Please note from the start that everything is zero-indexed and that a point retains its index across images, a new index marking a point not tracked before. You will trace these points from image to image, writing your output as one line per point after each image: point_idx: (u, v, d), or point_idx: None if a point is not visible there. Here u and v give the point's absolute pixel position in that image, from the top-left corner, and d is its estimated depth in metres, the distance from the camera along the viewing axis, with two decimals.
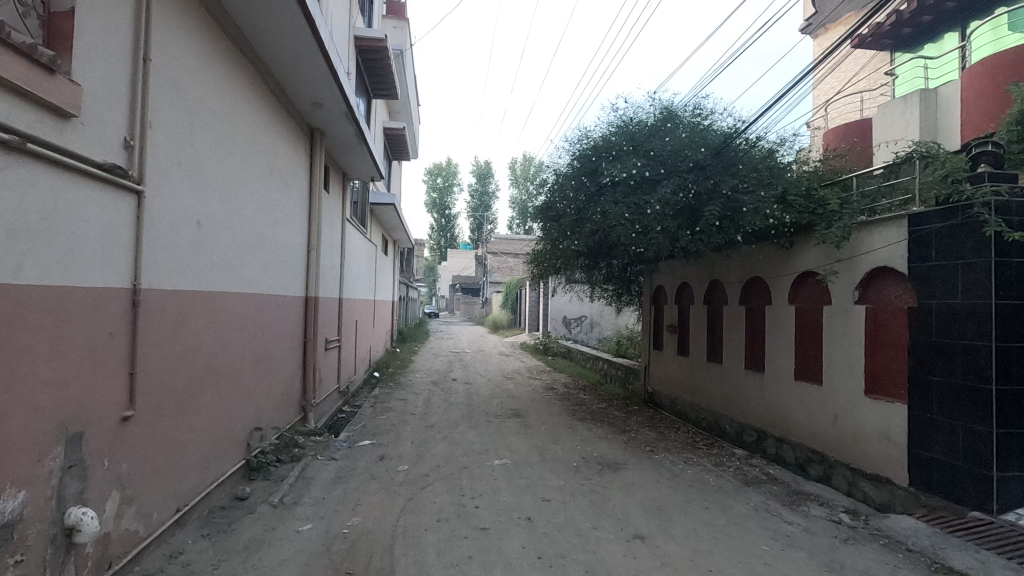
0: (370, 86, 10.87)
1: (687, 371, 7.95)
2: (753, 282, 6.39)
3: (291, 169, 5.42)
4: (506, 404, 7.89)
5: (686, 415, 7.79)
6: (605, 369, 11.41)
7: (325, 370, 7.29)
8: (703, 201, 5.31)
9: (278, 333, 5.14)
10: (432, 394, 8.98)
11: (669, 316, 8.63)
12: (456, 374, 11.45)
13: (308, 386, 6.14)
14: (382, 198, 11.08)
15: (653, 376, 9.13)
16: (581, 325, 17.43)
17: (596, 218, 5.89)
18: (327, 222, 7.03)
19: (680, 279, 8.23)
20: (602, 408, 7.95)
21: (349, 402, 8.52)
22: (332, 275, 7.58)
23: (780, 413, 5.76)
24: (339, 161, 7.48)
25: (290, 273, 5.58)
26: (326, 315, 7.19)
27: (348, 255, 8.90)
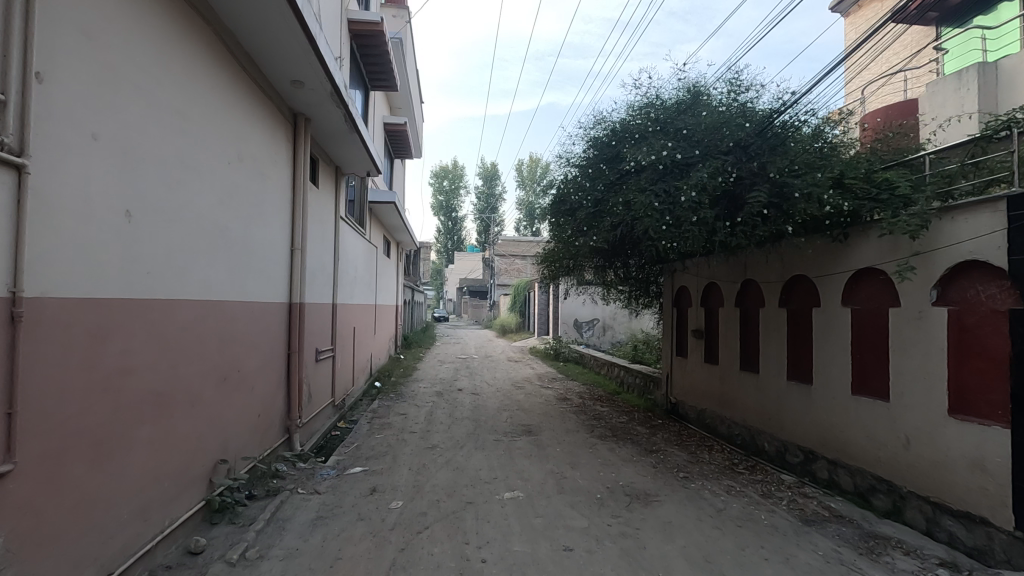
0: (368, 77, 10.23)
1: (717, 381, 7.18)
2: (796, 282, 5.61)
3: (268, 158, 4.74)
4: (516, 419, 7.15)
5: (717, 431, 7.01)
6: (622, 377, 10.65)
7: (316, 384, 6.59)
8: (745, 186, 4.55)
9: (253, 347, 4.45)
10: (436, 407, 8.25)
11: (695, 319, 7.86)
12: (462, 383, 10.71)
13: (293, 404, 5.42)
14: (381, 196, 10.39)
15: (677, 385, 8.35)
16: (592, 330, 16.87)
17: (618, 210, 5.14)
18: (316, 220, 6.33)
19: (706, 278, 7.47)
20: (623, 422, 7.18)
21: (345, 417, 7.81)
22: (324, 279, 6.87)
23: (835, 433, 4.98)
24: (330, 153, 6.78)
25: (268, 277, 4.87)
26: (317, 322, 6.50)
27: (343, 257, 8.20)
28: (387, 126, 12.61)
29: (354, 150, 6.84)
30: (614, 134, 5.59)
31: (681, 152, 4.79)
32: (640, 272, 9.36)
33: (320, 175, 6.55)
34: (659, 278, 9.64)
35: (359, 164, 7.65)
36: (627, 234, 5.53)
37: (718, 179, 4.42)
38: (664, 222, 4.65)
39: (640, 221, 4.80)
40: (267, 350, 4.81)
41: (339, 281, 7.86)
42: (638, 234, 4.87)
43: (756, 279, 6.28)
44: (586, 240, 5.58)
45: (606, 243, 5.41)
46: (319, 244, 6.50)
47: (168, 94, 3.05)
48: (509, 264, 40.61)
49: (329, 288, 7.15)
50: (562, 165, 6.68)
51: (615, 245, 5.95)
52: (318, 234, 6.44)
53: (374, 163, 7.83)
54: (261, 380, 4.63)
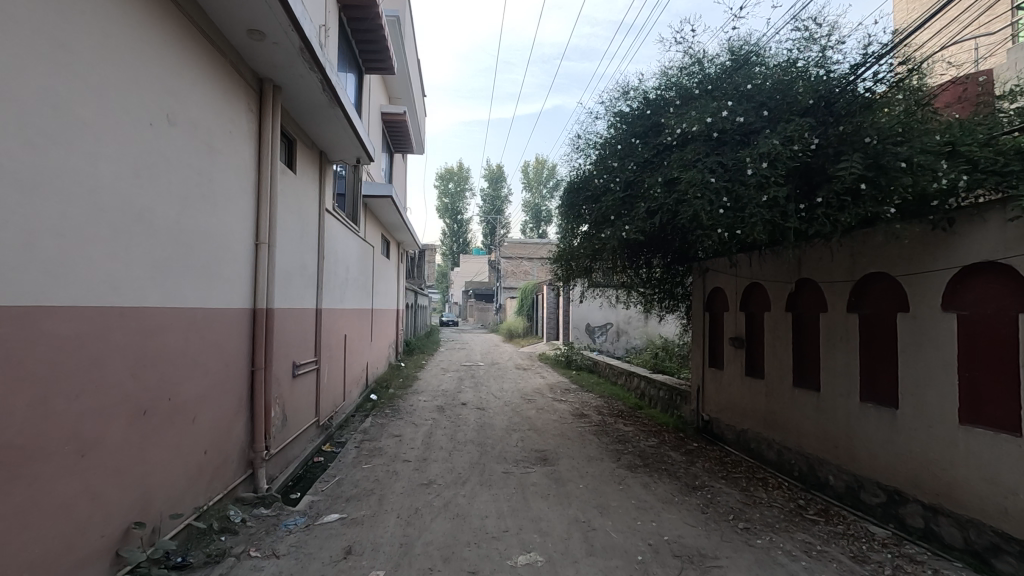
0: (361, 58, 9.29)
1: (763, 399, 6.14)
2: (873, 282, 4.59)
3: (219, 127, 3.78)
4: (528, 443, 6.15)
5: (765, 458, 5.96)
6: (642, 388, 9.65)
7: (294, 403, 5.61)
8: (828, 156, 3.55)
9: (196, 367, 3.47)
10: (436, 426, 7.27)
11: (733, 325, 6.84)
12: (467, 395, 9.72)
13: (257, 432, 4.43)
14: (376, 189, 9.46)
15: (711, 400, 7.32)
16: (605, 335, 15.91)
17: (656, 193, 4.18)
18: (292, 211, 5.36)
19: (747, 278, 6.45)
20: (652, 445, 6.18)
21: (331, 439, 6.82)
22: (305, 280, 5.91)
23: (935, 472, 3.93)
24: (311, 133, 5.82)
25: (222, 277, 3.89)
26: (293, 331, 5.51)
27: (331, 256, 7.25)
28: (384, 116, 11.67)
29: (339, 129, 5.88)
30: (649, 106, 4.66)
31: (741, 117, 3.85)
32: (665, 271, 8.36)
33: (298, 159, 5.60)
34: (686, 279, 8.63)
35: (347, 149, 6.70)
36: (666, 225, 4.54)
37: (796, 146, 3.42)
38: (721, 205, 3.67)
39: (689, 204, 3.82)
40: (219, 367, 3.84)
41: (325, 283, 6.88)
42: (686, 221, 3.89)
43: (815, 277, 5.24)
44: (613, 233, 4.60)
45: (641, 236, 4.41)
46: (296, 239, 5.52)
47: (17, 7, 2.11)
48: (516, 266, 39.68)
49: (311, 291, 6.18)
50: (584, 149, 5.75)
51: (647, 239, 4.96)
52: (295, 228, 5.47)
53: (364, 149, 6.87)
54: (208, 407, 3.65)
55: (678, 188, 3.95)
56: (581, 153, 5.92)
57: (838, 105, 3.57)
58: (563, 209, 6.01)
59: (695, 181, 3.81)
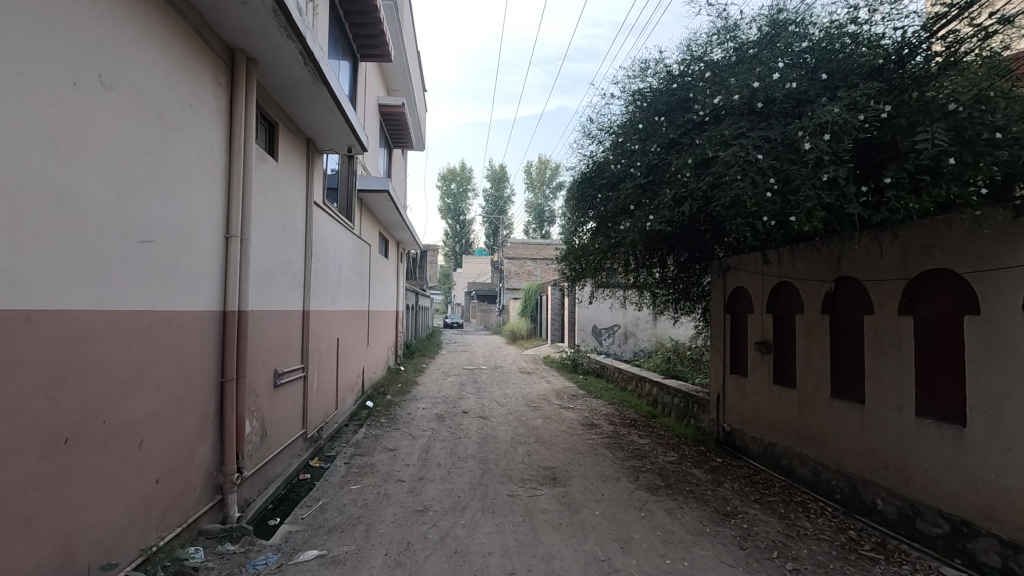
0: (355, 44, 8.75)
1: (795, 410, 5.55)
2: (932, 280, 4.02)
3: (175, 100, 3.21)
4: (535, 459, 5.57)
5: (798, 476, 5.37)
6: (655, 395, 9.06)
7: (276, 416, 5.06)
8: (900, 128, 3.01)
9: (142, 381, 2.91)
10: (435, 437, 6.70)
11: (758, 328, 6.25)
12: (468, 402, 9.14)
13: (227, 452, 3.86)
14: (371, 183, 8.91)
15: (734, 410, 6.73)
16: (613, 337, 15.32)
17: (686, 176, 3.66)
18: (271, 202, 4.81)
19: (776, 276, 5.87)
20: (672, 461, 5.60)
21: (320, 453, 6.26)
22: (289, 279, 5.36)
23: (1016, 502, 3.36)
24: (294, 115, 5.27)
25: (180, 275, 3.32)
26: (274, 335, 4.95)
27: (321, 253, 6.70)
28: (381, 108, 11.11)
29: (326, 112, 5.34)
30: (675, 81, 4.15)
31: (794, 83, 3.34)
32: (681, 268, 7.77)
33: (279, 145, 5.06)
34: (704, 277, 8.04)
35: (336, 137, 6.16)
36: (695, 214, 4.00)
37: (863, 116, 2.87)
38: (769, 186, 3.12)
39: (729, 188, 3.28)
40: (176, 380, 3.27)
41: (313, 283, 6.32)
42: (723, 207, 3.35)
43: (859, 275, 4.66)
44: (634, 223, 4.05)
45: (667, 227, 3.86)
46: (276, 234, 4.97)
47: None
48: (519, 267, 39.12)
49: (296, 291, 5.63)
50: (598, 135, 5.22)
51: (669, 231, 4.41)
52: (274, 221, 4.91)
53: (356, 138, 6.33)
54: (159, 429, 3.07)
55: (715, 169, 3.42)
56: (594, 140, 5.38)
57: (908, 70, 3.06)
58: (573, 200, 5.48)
59: (735, 160, 3.28)
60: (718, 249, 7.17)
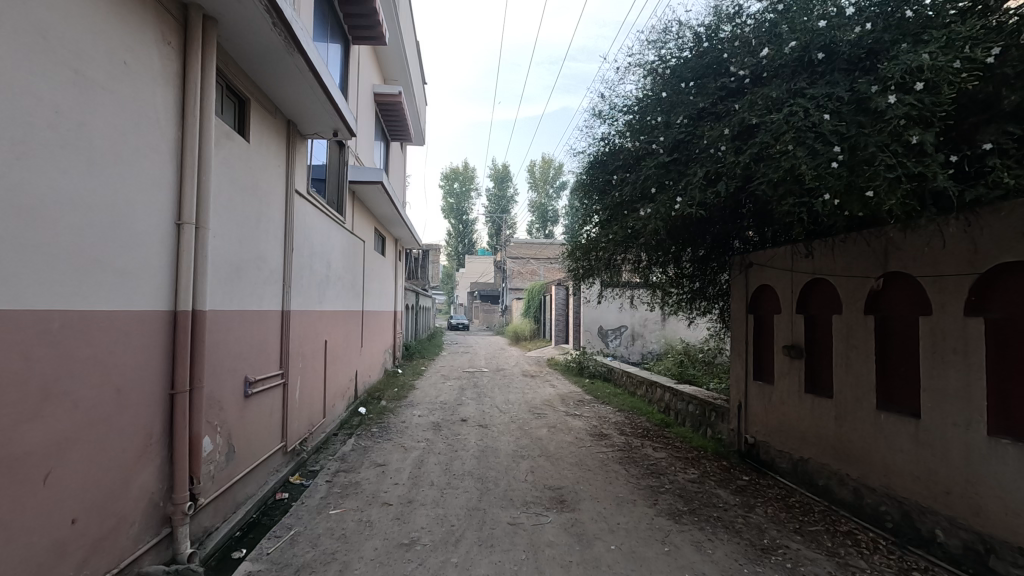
0: (346, 25, 8.16)
1: (831, 423, 4.94)
2: (1008, 275, 3.43)
3: (100, 53, 2.63)
4: (539, 477, 4.96)
5: (838, 499, 4.76)
6: (667, 401, 8.47)
7: (247, 429, 4.47)
8: (1003, 79, 2.73)
9: (46, 401, 2.32)
10: (430, 449, 6.12)
11: (787, 330, 5.65)
12: (467, 409, 8.54)
13: (179, 477, 3.28)
14: (364, 174, 8.32)
15: (759, 420, 6.12)
16: (619, 338, 14.70)
17: (722, 150, 3.54)
18: (239, 188, 4.25)
19: (809, 272, 5.26)
20: (694, 479, 5.01)
21: (301, 469, 5.67)
22: (263, 275, 4.82)
23: None
24: (264, 89, 4.71)
25: (111, 267, 2.74)
26: (242, 339, 4.37)
27: (305, 248, 6.14)
28: (376, 97, 10.55)
29: (304, 86, 4.77)
30: (713, 43, 4.06)
31: (863, 29, 3.20)
32: (697, 264, 7.17)
33: (252, 124, 4.52)
34: (722, 275, 7.43)
35: (318, 117, 5.58)
36: (731, 196, 3.82)
37: (962, 61, 2.62)
38: (835, 154, 2.92)
39: (784, 159, 3.10)
40: (103, 396, 2.68)
41: (295, 279, 5.76)
42: (770, 185, 3.19)
43: (914, 270, 4.04)
44: (659, 206, 3.82)
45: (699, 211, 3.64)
46: (245, 225, 4.39)
47: None
48: (522, 266, 38.46)
49: (273, 288, 5.09)
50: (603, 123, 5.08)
51: (690, 220, 4.20)
52: (242, 209, 4.33)
53: (342, 119, 5.77)
54: (75, 457, 2.49)
55: (766, 136, 3.26)
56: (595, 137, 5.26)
57: (995, 16, 2.82)
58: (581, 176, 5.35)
59: (795, 125, 3.14)
60: (739, 243, 6.58)
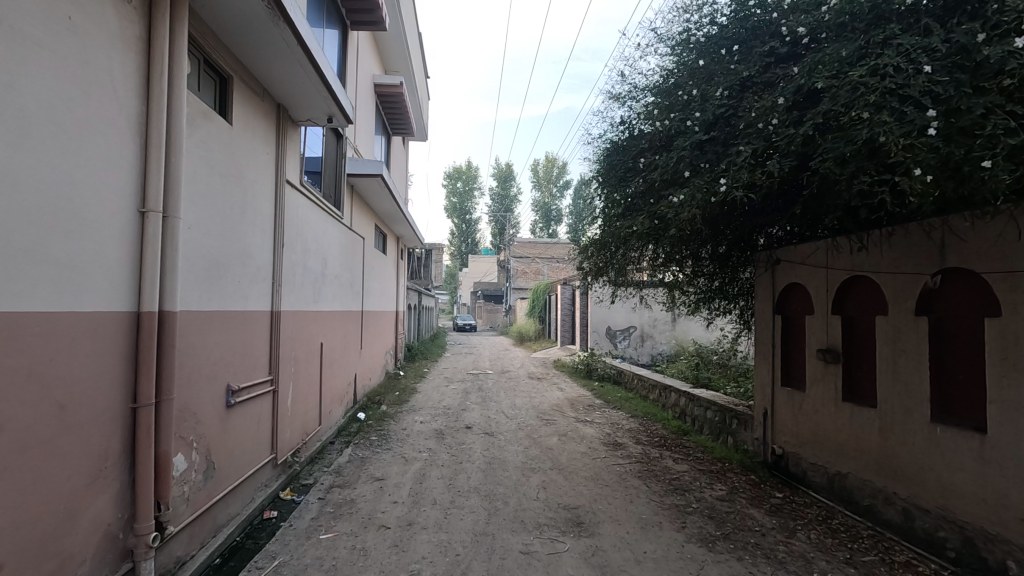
0: (345, 10, 7.74)
1: (874, 435, 4.47)
2: None
3: (34, 5, 2.21)
4: (553, 495, 4.52)
5: (884, 520, 4.30)
6: (683, 407, 8.02)
7: (229, 442, 4.04)
8: None
9: None
10: (432, 460, 5.68)
11: (820, 332, 5.18)
12: (472, 415, 8.10)
13: (143, 502, 2.84)
14: (363, 167, 7.90)
15: (787, 429, 5.65)
16: (628, 339, 14.20)
17: (774, 123, 3.54)
18: (221, 176, 3.85)
19: (846, 269, 4.81)
20: (723, 496, 4.57)
21: (293, 484, 5.22)
22: (250, 273, 4.41)
23: None
24: (248, 69, 4.29)
25: (50, 261, 2.31)
26: (222, 343, 3.93)
27: (299, 244, 5.75)
28: (377, 87, 10.11)
29: (293, 65, 4.33)
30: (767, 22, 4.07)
31: None
32: (717, 262, 6.73)
33: (236, 106, 4.11)
34: (744, 273, 6.96)
35: (311, 101, 5.14)
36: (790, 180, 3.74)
37: None
38: (931, 119, 2.69)
39: (862, 127, 2.92)
40: (38, 415, 2.25)
41: (287, 278, 5.34)
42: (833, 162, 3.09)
43: (978, 265, 3.59)
44: (696, 192, 3.86)
45: (748, 193, 3.60)
46: (226, 217, 3.96)
47: None
48: (526, 266, 38.05)
49: (261, 286, 4.67)
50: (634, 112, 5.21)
51: (725, 210, 4.20)
52: (223, 199, 3.89)
53: (338, 104, 5.32)
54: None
55: (835, 105, 3.13)
56: (616, 126, 5.42)
57: None
58: (611, 155, 5.41)
59: (872, 87, 2.97)
60: (764, 239, 6.13)
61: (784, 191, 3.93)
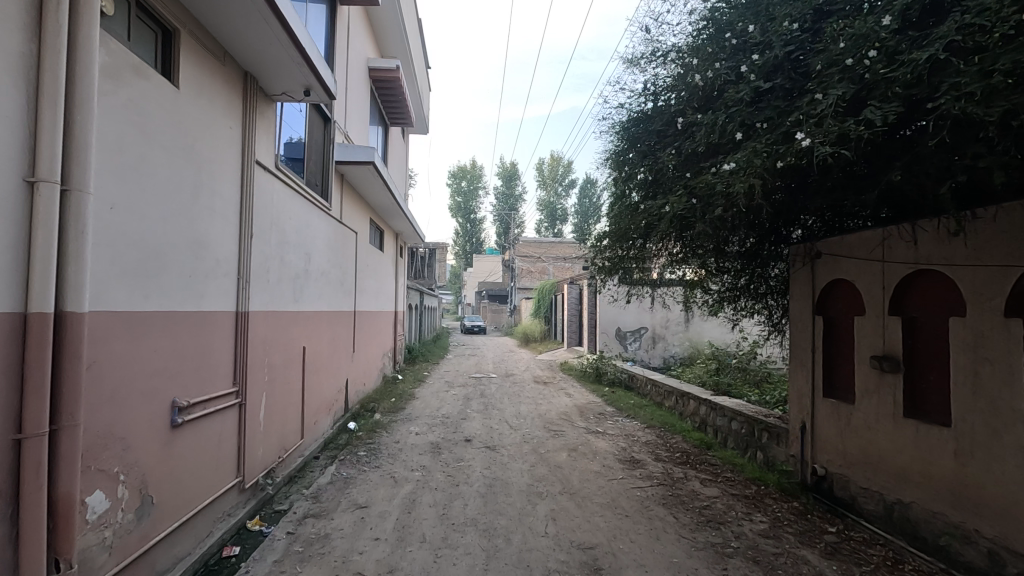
0: None
1: (948, 459, 3.75)
2: None
3: None
4: (564, 530, 3.82)
5: (962, 564, 3.59)
6: (704, 416, 7.32)
7: (176, 469, 3.37)
8: None
9: None
10: (425, 481, 5.00)
11: (873, 336, 4.46)
12: (472, 425, 7.42)
13: (30, 561, 2.17)
14: (353, 154, 7.24)
15: (831, 447, 4.93)
16: (639, 341, 13.47)
17: (873, 58, 3.03)
18: (162, 146, 3.19)
19: (908, 263, 4.09)
20: (767, 531, 3.86)
21: (265, 510, 4.54)
22: (206, 267, 3.74)
23: None
24: (201, 23, 3.61)
25: None
26: (166, 351, 3.25)
27: (276, 234, 5.09)
28: (371, 72, 9.42)
29: (256, 20, 3.65)
30: None
31: None
32: (744, 259, 6.01)
33: (184, 68, 3.43)
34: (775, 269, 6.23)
35: (284, 72, 4.45)
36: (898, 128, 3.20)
37: None
38: None
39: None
40: None
41: (258, 273, 4.67)
42: (967, 98, 2.55)
43: None
44: (758, 152, 3.48)
45: (839, 149, 3.03)
46: (170, 200, 3.28)
47: None
48: (531, 266, 37.35)
49: (222, 282, 4.01)
50: (660, 73, 4.88)
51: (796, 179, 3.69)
52: (164, 177, 3.21)
53: (318, 76, 4.63)
54: None
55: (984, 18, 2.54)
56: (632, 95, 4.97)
57: None
58: (649, 113, 4.98)
59: None
60: (800, 229, 5.42)
61: (847, 166, 3.32)
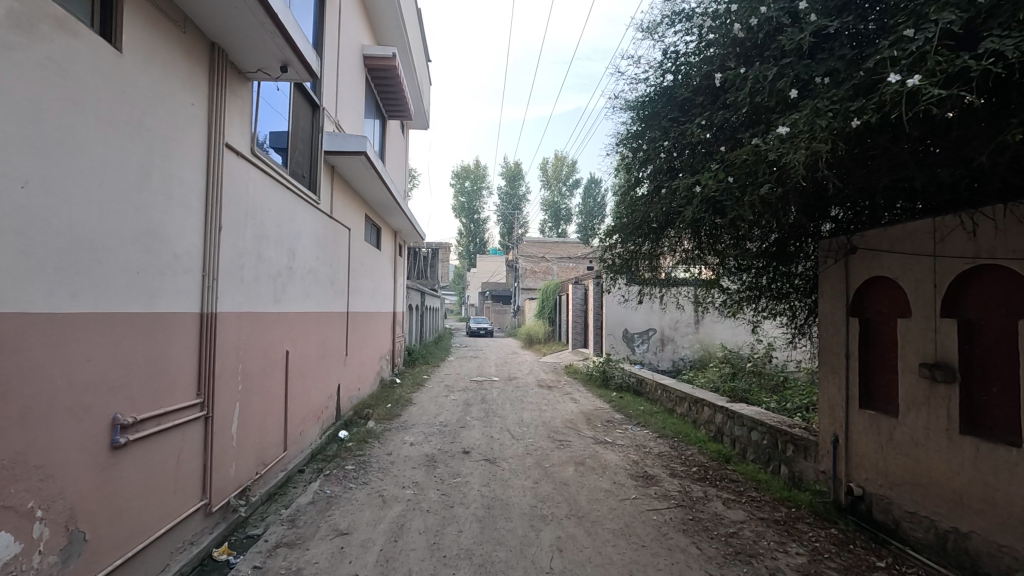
0: None
1: (1019, 486, 3.22)
2: None
3: None
4: (572, 564, 3.31)
5: None
6: (720, 425, 6.79)
7: (119, 497, 2.88)
8: None
9: None
10: (416, 501, 4.50)
11: (922, 341, 3.94)
12: (471, 434, 6.93)
13: None
14: (343, 144, 6.74)
15: (869, 464, 4.40)
16: (646, 343, 12.97)
17: None
18: (96, 116, 2.70)
19: (968, 257, 3.57)
20: (808, 567, 3.34)
21: (235, 535, 4.04)
22: (159, 262, 3.25)
23: None
24: None
25: None
26: (103, 360, 2.76)
27: (252, 228, 4.59)
28: (366, 60, 8.94)
29: None
30: None
31: None
32: (767, 259, 5.46)
33: (128, 28, 2.95)
34: (798, 269, 5.69)
35: (255, 44, 3.96)
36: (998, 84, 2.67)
37: None
38: None
39: None
40: None
41: (229, 268, 4.18)
42: None
43: None
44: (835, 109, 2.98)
45: (961, 95, 2.48)
46: (108, 182, 2.79)
47: None
48: (535, 266, 36.88)
49: (182, 279, 3.51)
50: (684, 39, 4.48)
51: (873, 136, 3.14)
52: (99, 156, 2.72)
53: (296, 50, 4.14)
54: None
55: None
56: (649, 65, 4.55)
57: None
58: (688, 76, 4.47)
59: None
60: (830, 221, 4.89)
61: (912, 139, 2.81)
